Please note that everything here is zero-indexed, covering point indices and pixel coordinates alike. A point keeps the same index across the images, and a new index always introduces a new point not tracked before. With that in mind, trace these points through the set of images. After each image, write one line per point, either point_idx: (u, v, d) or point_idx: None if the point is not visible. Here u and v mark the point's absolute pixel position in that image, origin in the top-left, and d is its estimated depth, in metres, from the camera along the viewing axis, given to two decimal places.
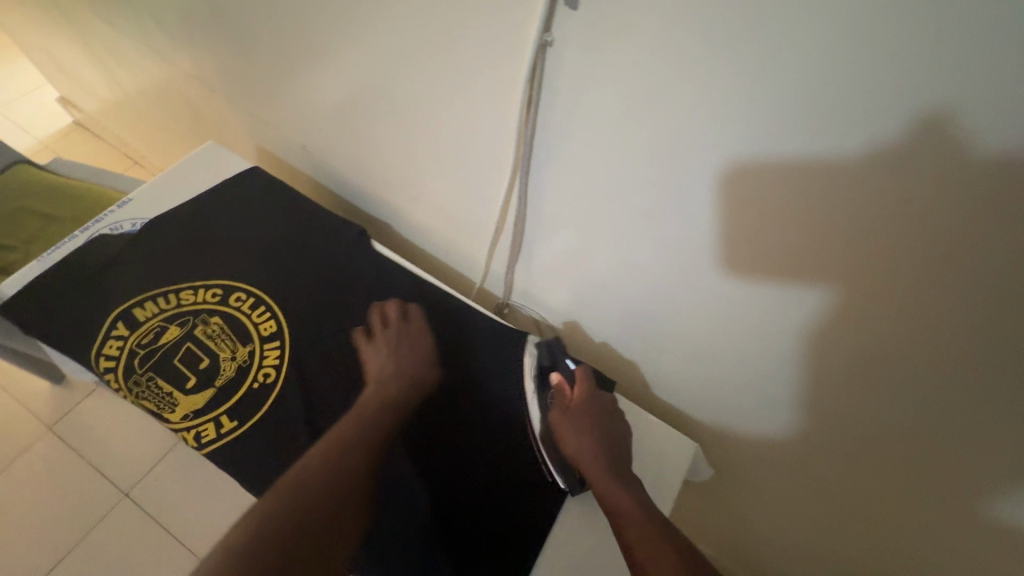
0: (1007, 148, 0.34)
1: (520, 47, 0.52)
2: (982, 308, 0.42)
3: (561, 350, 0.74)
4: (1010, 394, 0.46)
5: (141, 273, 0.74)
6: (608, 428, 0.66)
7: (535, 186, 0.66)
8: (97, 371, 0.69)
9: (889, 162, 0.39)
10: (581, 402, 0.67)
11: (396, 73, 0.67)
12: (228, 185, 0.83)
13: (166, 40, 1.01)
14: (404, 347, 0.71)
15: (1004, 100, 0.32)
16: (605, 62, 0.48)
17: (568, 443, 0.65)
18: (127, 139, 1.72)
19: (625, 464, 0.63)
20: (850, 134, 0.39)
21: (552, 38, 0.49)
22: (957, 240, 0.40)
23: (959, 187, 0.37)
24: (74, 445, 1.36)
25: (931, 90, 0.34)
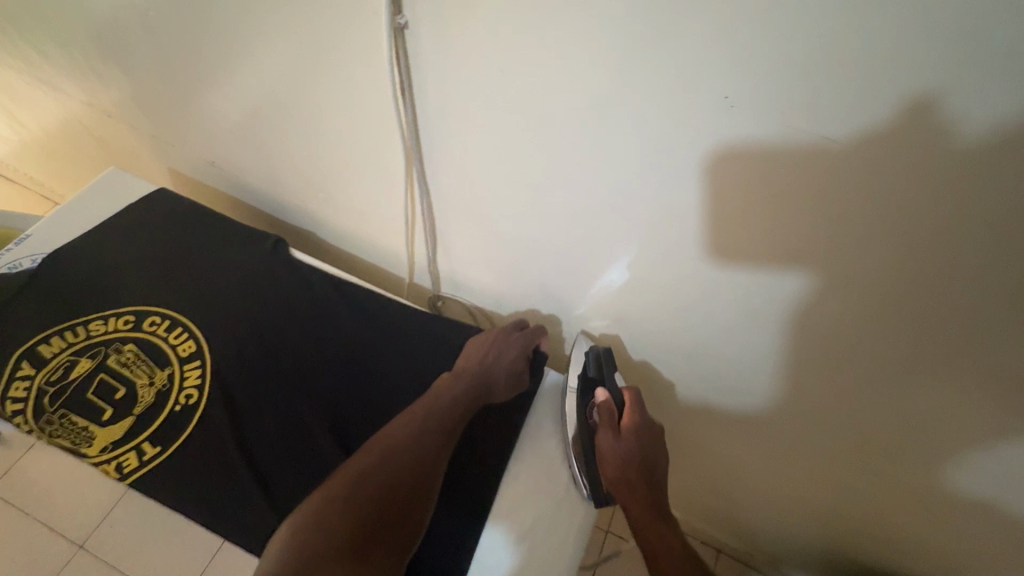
0: (804, 58, 0.39)
1: (378, 33, 0.54)
2: (833, 217, 0.47)
3: (609, 362, 0.71)
4: (874, 294, 0.51)
5: (45, 309, 0.72)
6: (653, 457, 0.67)
7: (431, 171, 0.68)
8: (4, 415, 0.66)
9: (721, 91, 0.43)
10: (631, 428, 0.67)
11: (287, 74, 0.66)
12: (134, 209, 0.81)
13: (52, 69, 0.97)
14: (498, 343, 0.72)
15: (788, 16, 0.37)
16: (460, 36, 0.51)
17: (609, 466, 0.66)
18: (41, 179, 1.64)
19: (662, 496, 0.66)
20: (684, 70, 0.43)
21: (405, 20, 0.52)
22: (797, 162, 0.45)
23: (780, 105, 0.42)
24: (18, 503, 1.29)
25: (737, 15, 0.39)
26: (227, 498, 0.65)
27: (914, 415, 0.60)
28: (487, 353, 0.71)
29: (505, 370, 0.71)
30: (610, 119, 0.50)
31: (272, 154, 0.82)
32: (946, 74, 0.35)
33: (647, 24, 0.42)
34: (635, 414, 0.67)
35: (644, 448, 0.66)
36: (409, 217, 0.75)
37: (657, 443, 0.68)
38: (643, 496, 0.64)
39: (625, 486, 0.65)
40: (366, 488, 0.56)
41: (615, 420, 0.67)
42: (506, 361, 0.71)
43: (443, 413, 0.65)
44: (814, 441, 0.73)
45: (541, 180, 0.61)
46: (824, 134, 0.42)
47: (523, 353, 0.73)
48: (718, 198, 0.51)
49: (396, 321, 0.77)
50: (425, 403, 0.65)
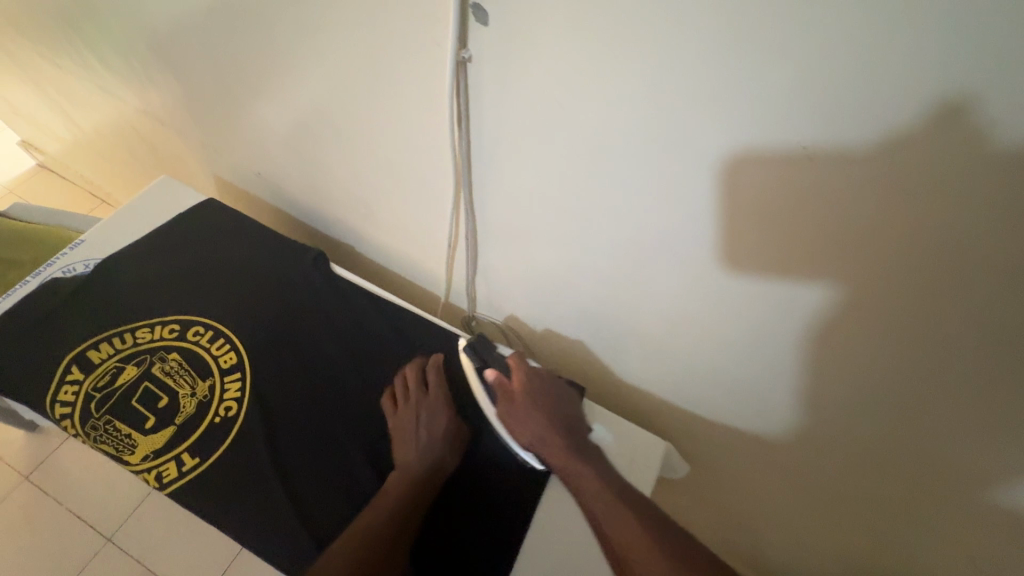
0: (892, 114, 0.37)
1: (440, 65, 0.54)
2: (908, 267, 0.45)
3: (486, 342, 0.72)
4: (944, 347, 0.49)
5: (94, 315, 0.73)
6: (554, 404, 0.67)
7: (479, 197, 0.68)
8: (52, 418, 0.67)
9: (797, 140, 0.42)
10: (523, 390, 0.67)
11: (338, 92, 0.67)
12: (182, 219, 0.82)
13: (112, 78, 1.01)
14: (423, 412, 0.68)
15: (879, 72, 0.36)
16: (522, 71, 0.50)
17: (522, 431, 0.66)
18: (90, 177, 1.71)
19: (580, 436, 0.65)
20: (758, 118, 0.42)
21: (469, 54, 0.51)
22: (873, 213, 0.43)
23: (860, 157, 0.40)
24: (52, 492, 1.35)
25: (822, 68, 0.37)
26: (261, 516, 0.64)
27: (978, 471, 0.57)
28: (417, 427, 0.67)
29: (445, 441, 0.66)
30: (670, 158, 0.49)
31: (316, 166, 0.83)
32: (1015, 107, 0.33)
33: (723, 69, 0.41)
34: (519, 376, 0.68)
35: (541, 398, 0.67)
36: (450, 238, 0.76)
37: (551, 390, 0.68)
38: (561, 442, 0.63)
39: (541, 442, 0.64)
40: None
41: (508, 390, 0.68)
42: (438, 429, 0.67)
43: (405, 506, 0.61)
44: (862, 485, 0.70)
45: (588, 210, 0.60)
46: (877, 158, 0.40)
47: (450, 408, 0.69)
48: (773, 235, 0.50)
49: (434, 343, 0.77)
50: (371, 509, 0.60)
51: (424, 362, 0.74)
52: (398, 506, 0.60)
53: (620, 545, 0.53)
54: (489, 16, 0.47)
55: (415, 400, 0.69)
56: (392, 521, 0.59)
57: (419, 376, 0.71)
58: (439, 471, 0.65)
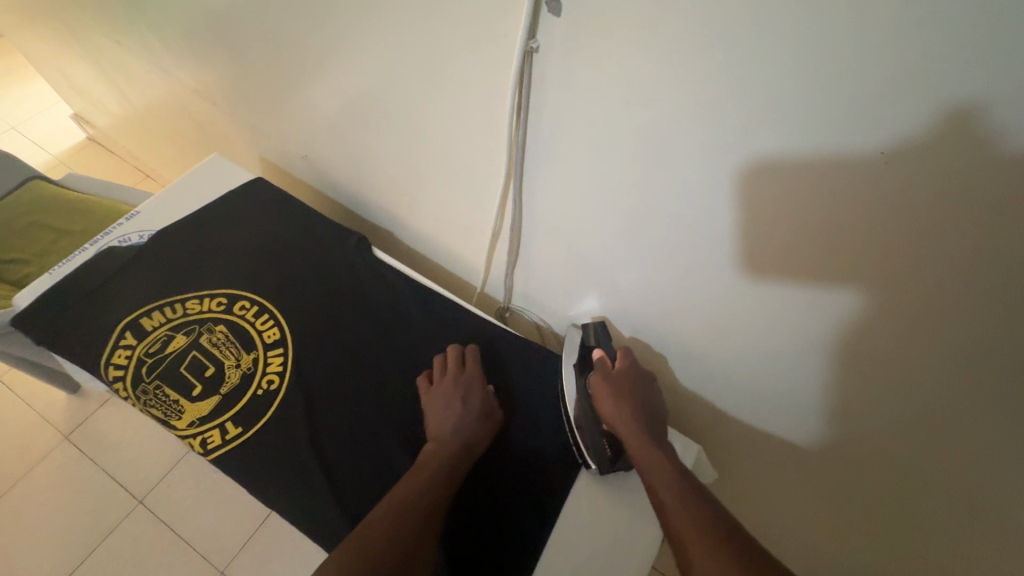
0: (983, 130, 0.35)
1: (507, 54, 0.54)
2: (974, 291, 0.43)
3: (604, 332, 0.74)
4: (1002, 377, 0.47)
5: (148, 285, 0.76)
6: (644, 396, 0.68)
7: (528, 188, 0.68)
8: (105, 379, 0.70)
9: (871, 152, 0.40)
10: (623, 372, 0.69)
11: (395, 81, 0.68)
12: (233, 197, 0.85)
13: (170, 56, 1.04)
14: (461, 389, 0.68)
15: (971, 87, 0.34)
16: (587, 65, 0.50)
17: (606, 404, 0.67)
18: (136, 152, 1.77)
19: (658, 430, 0.65)
20: (831, 126, 0.40)
21: (537, 44, 0.51)
22: (943, 234, 0.41)
23: (939, 175, 0.38)
24: (88, 453, 1.41)
25: (907, 79, 0.35)
26: (297, 490, 0.66)
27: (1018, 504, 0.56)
28: (454, 402, 0.67)
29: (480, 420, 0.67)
30: (729, 161, 0.48)
31: (363, 153, 0.85)
32: None
33: (799, 74, 0.39)
34: (626, 362, 0.70)
35: (634, 387, 0.68)
36: (493, 231, 0.77)
37: (646, 388, 0.69)
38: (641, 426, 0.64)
39: (621, 421, 0.65)
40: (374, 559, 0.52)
41: (608, 367, 0.69)
42: (475, 406, 0.67)
43: (441, 480, 0.61)
44: (885, 506, 0.70)
45: (634, 215, 0.60)
46: (899, 170, 0.40)
47: (486, 390, 0.69)
48: (820, 250, 0.49)
49: (471, 332, 0.78)
50: (409, 478, 0.61)
51: (459, 347, 0.74)
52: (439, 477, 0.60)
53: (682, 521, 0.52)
54: (561, 8, 0.47)
55: (454, 377, 0.69)
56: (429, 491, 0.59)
57: (458, 357, 0.72)
58: (473, 447, 0.65)
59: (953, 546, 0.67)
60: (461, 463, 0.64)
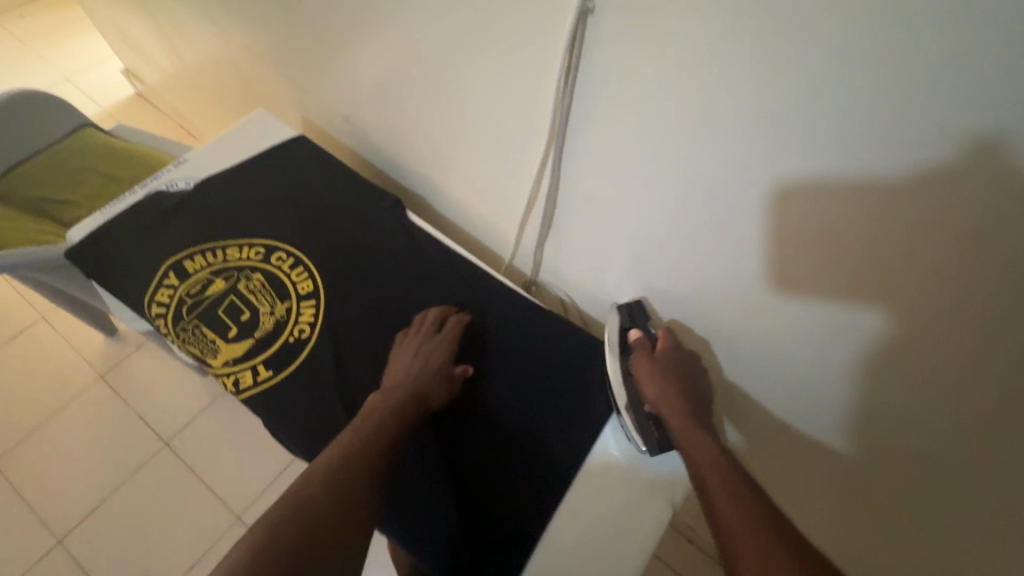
0: None
1: (563, 14, 0.54)
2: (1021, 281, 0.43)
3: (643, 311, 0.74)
4: None
5: (191, 229, 0.78)
6: (688, 380, 0.68)
7: (567, 158, 0.68)
8: (148, 315, 0.73)
9: (929, 126, 0.40)
10: (667, 355, 0.69)
11: (448, 45, 0.68)
12: (277, 151, 0.87)
13: (222, 12, 1.06)
14: (423, 349, 0.71)
15: None
16: (643, 28, 0.50)
17: (649, 387, 0.67)
18: (181, 109, 1.82)
19: (702, 414, 0.66)
20: (891, 97, 0.40)
21: (594, 5, 0.51)
22: (995, 216, 0.41)
23: (1001, 152, 0.38)
24: (121, 393, 1.48)
25: (978, 48, 0.35)
26: (322, 434, 0.68)
27: None
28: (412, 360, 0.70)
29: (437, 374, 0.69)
30: (777, 132, 0.48)
31: (407, 118, 0.86)
32: None
33: (863, 40, 0.39)
34: (669, 343, 0.70)
35: (681, 371, 0.68)
36: (530, 202, 0.78)
37: (688, 370, 0.69)
38: (687, 411, 0.64)
39: (665, 404, 0.65)
40: (330, 489, 0.53)
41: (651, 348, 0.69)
42: (431, 364, 0.69)
43: (392, 422, 0.63)
44: (902, 507, 0.70)
45: (675, 197, 0.61)
46: (929, 181, 0.42)
47: (449, 350, 0.72)
48: (844, 250, 0.51)
49: (498, 301, 0.79)
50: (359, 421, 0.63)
51: (427, 311, 0.76)
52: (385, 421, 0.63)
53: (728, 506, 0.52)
54: None
55: (419, 338, 0.72)
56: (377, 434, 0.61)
57: (437, 319, 0.74)
58: (422, 398, 0.68)
59: (964, 546, 0.67)
60: (410, 412, 0.66)
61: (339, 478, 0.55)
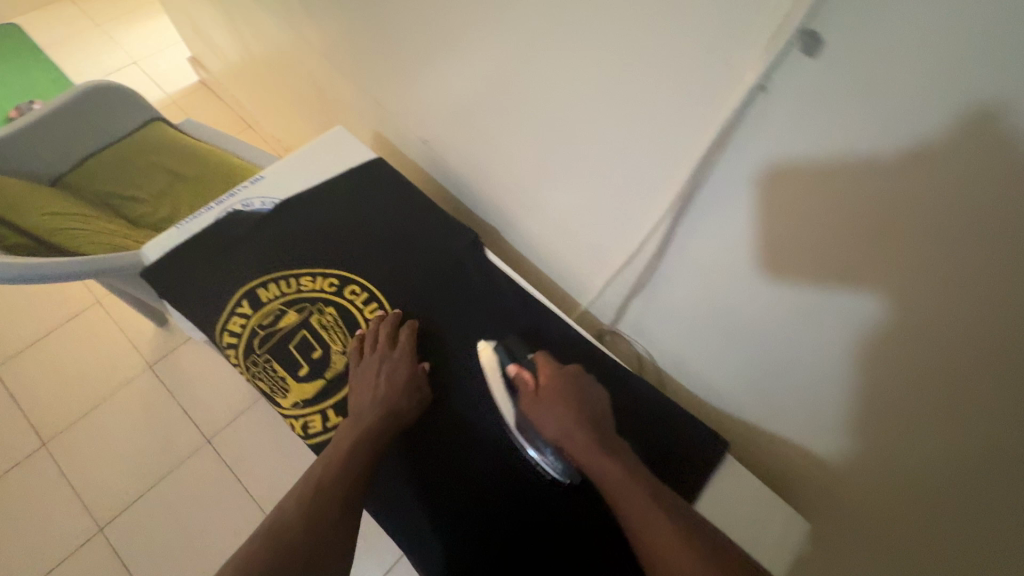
0: None
1: (731, 88, 0.50)
2: None
3: (517, 342, 0.71)
4: None
5: (266, 255, 0.75)
6: (586, 401, 0.63)
7: (686, 227, 0.65)
8: (219, 344, 0.70)
9: None
10: (552, 383, 0.64)
11: (568, 88, 0.65)
12: (356, 174, 0.84)
13: (306, 19, 1.04)
14: (380, 368, 0.67)
15: None
16: (825, 109, 0.45)
17: (547, 423, 0.62)
18: (244, 102, 1.82)
19: (610, 432, 0.61)
20: None
21: (771, 84, 0.47)
22: None
23: None
24: (168, 385, 1.49)
25: None
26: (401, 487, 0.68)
27: None
28: (369, 382, 0.66)
29: (402, 393, 0.66)
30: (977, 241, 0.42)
31: (503, 153, 0.84)
32: None
33: None
34: (550, 369, 0.66)
35: (572, 396, 0.63)
36: (630, 259, 0.75)
37: (583, 390, 0.65)
38: (591, 437, 0.59)
39: (566, 437, 0.60)
40: (292, 526, 0.52)
41: (533, 385, 0.65)
42: (395, 385, 0.66)
43: (359, 453, 0.61)
44: None
45: (802, 282, 0.57)
46: None
47: (409, 364, 0.68)
48: (863, 248, 0.50)
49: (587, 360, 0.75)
50: (327, 454, 0.61)
51: (378, 320, 0.72)
52: (351, 453, 0.60)
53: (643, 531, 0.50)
54: (824, 50, 0.42)
55: (375, 357, 0.68)
56: (344, 467, 0.59)
57: (388, 333, 0.70)
58: (392, 420, 0.64)
59: None
60: (380, 436, 0.63)
61: (300, 518, 0.53)
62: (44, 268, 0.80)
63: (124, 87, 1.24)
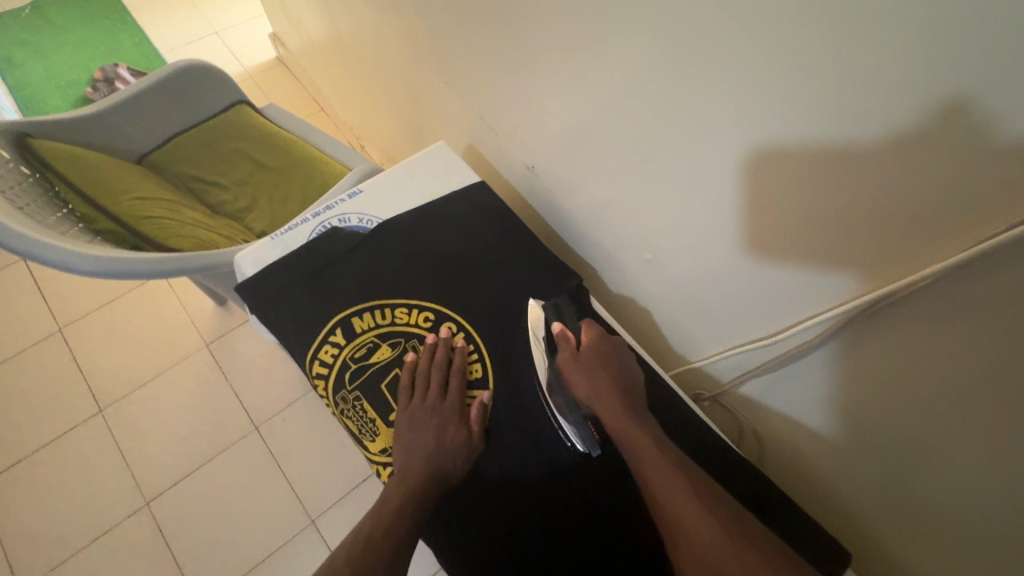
0: None
1: (990, 214, 0.41)
2: None
3: (567, 300, 0.72)
4: None
5: (364, 281, 0.71)
6: (619, 368, 0.64)
7: (854, 331, 0.57)
8: (309, 373, 0.67)
9: None
10: (591, 348, 0.65)
11: (724, 151, 0.59)
12: (459, 199, 0.79)
13: (413, 19, 0.99)
14: (423, 416, 0.63)
15: None
16: None
17: (579, 382, 0.63)
18: (321, 84, 1.79)
19: (640, 401, 0.62)
20: None
21: None
22: None
23: None
24: (222, 366, 1.49)
25: None
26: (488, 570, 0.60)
27: None
28: (413, 432, 0.63)
29: (450, 447, 0.62)
30: None
31: (623, 196, 0.79)
32: None
33: None
34: (591, 334, 0.67)
35: (609, 362, 0.64)
36: (767, 338, 0.68)
37: (616, 357, 0.65)
38: (623, 408, 0.60)
39: (598, 398, 0.61)
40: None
41: (571, 345, 0.66)
42: (439, 436, 0.62)
43: (405, 513, 0.57)
44: None
45: (989, 428, 0.49)
46: None
47: (455, 413, 0.64)
48: (902, 246, 0.48)
49: (694, 449, 0.68)
50: (371, 514, 0.58)
51: (417, 359, 0.67)
52: (396, 513, 0.57)
53: (665, 500, 0.53)
54: None
55: (417, 403, 0.64)
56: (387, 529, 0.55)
57: (428, 375, 0.66)
58: (439, 476, 0.60)
59: None
60: (425, 495, 0.59)
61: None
62: (116, 260, 0.78)
63: (207, 63, 1.19)
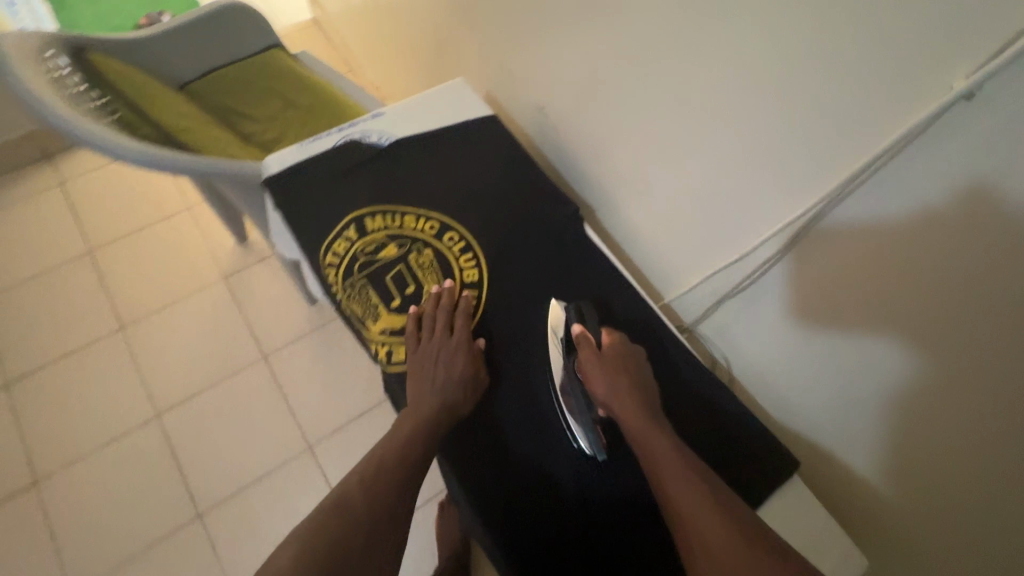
0: None
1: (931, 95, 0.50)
2: None
3: (587, 308, 0.73)
4: None
5: (380, 187, 0.79)
6: (639, 375, 0.65)
7: (819, 233, 0.65)
8: (322, 261, 0.74)
9: None
10: (613, 353, 0.67)
11: (722, 70, 0.67)
12: (471, 127, 0.86)
13: None
14: (438, 342, 0.69)
15: None
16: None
17: (596, 380, 0.64)
18: (352, 44, 1.87)
19: (657, 408, 0.63)
20: None
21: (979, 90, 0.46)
22: None
23: None
24: (237, 299, 1.58)
25: None
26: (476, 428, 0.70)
27: None
28: (429, 357, 0.68)
29: (462, 371, 0.67)
30: None
31: (623, 135, 0.85)
32: None
33: None
34: (614, 341, 0.68)
35: (628, 369, 0.65)
36: (738, 258, 0.76)
37: (634, 365, 0.66)
38: (644, 416, 0.61)
39: (616, 400, 0.63)
40: (368, 495, 0.57)
41: (592, 347, 0.67)
42: (454, 360, 0.68)
43: (422, 432, 0.63)
44: None
45: (924, 307, 0.57)
46: None
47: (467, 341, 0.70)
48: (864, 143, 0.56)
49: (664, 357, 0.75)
50: (393, 433, 0.64)
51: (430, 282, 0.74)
52: (414, 433, 0.63)
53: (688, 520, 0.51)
54: None
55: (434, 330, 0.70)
56: (406, 444, 0.62)
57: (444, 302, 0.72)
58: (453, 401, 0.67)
59: None
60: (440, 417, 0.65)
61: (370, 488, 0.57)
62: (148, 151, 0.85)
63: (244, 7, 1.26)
